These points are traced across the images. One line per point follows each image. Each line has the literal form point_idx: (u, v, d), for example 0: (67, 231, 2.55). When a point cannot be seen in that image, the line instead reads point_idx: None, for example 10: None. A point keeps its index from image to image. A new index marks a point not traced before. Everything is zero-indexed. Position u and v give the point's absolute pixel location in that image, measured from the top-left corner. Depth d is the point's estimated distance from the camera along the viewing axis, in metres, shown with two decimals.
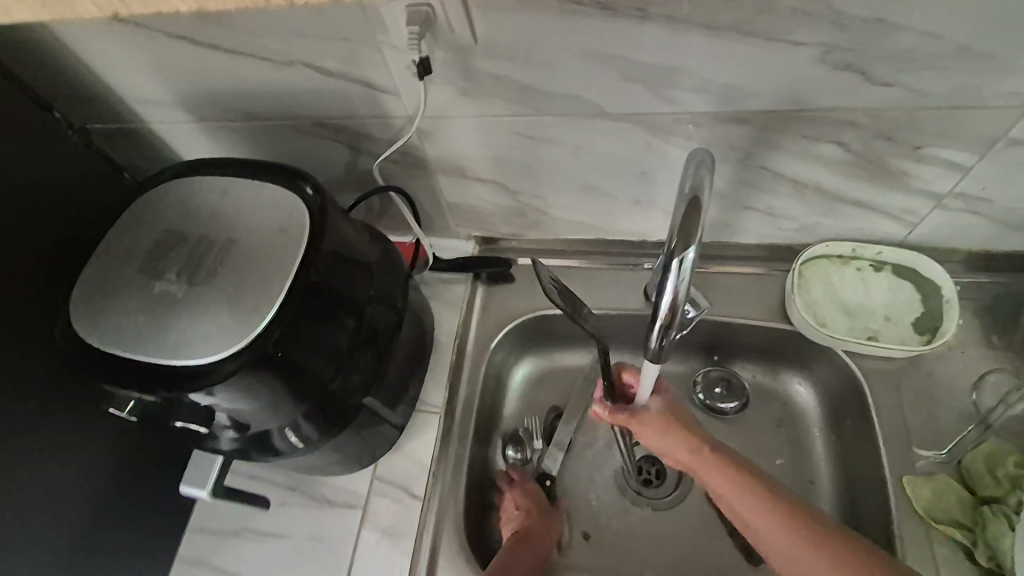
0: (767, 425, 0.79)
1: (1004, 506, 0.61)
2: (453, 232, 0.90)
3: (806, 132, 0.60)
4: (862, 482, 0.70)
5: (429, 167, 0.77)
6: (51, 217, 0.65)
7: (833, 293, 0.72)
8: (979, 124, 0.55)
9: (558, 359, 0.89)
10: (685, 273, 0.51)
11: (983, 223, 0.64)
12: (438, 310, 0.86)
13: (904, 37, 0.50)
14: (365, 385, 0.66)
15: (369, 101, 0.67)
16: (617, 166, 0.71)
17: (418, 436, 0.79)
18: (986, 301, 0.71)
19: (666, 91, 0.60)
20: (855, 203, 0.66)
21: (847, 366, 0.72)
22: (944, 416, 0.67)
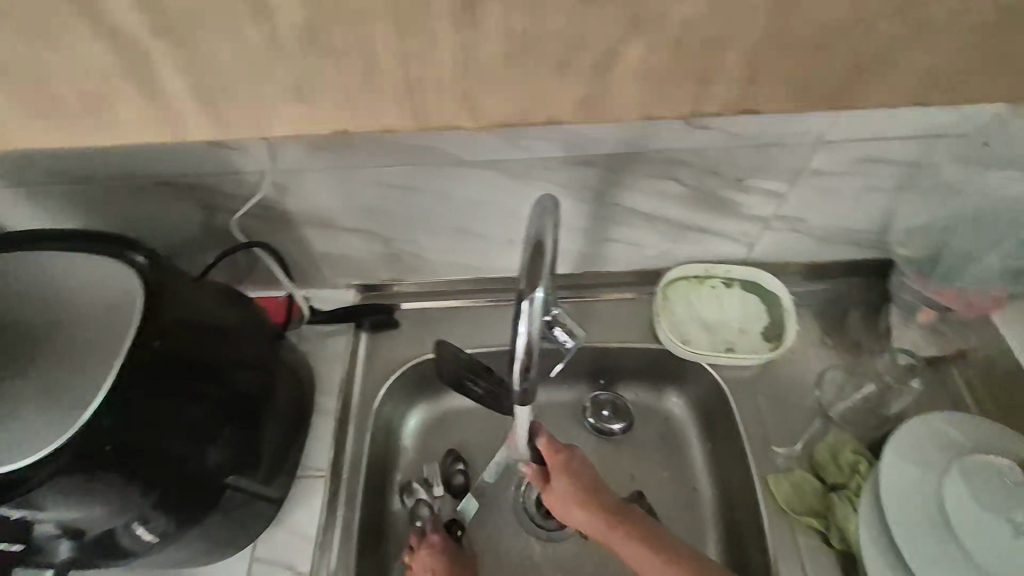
0: (651, 441, 0.84)
1: (847, 490, 0.68)
2: (329, 282, 0.85)
3: (646, 171, 0.63)
4: (733, 484, 0.76)
5: (293, 221, 0.71)
6: None
7: (694, 311, 0.80)
8: (787, 160, 0.62)
9: (451, 402, 0.88)
10: (536, 317, 0.46)
11: (803, 240, 0.75)
12: (321, 366, 0.81)
13: None
14: (230, 462, 0.59)
15: (217, 157, 0.62)
16: (487, 210, 0.69)
17: (302, 505, 0.72)
18: (816, 306, 0.81)
19: (517, 140, 0.59)
20: (700, 231, 0.72)
21: (715, 378, 0.79)
22: (796, 416, 0.75)
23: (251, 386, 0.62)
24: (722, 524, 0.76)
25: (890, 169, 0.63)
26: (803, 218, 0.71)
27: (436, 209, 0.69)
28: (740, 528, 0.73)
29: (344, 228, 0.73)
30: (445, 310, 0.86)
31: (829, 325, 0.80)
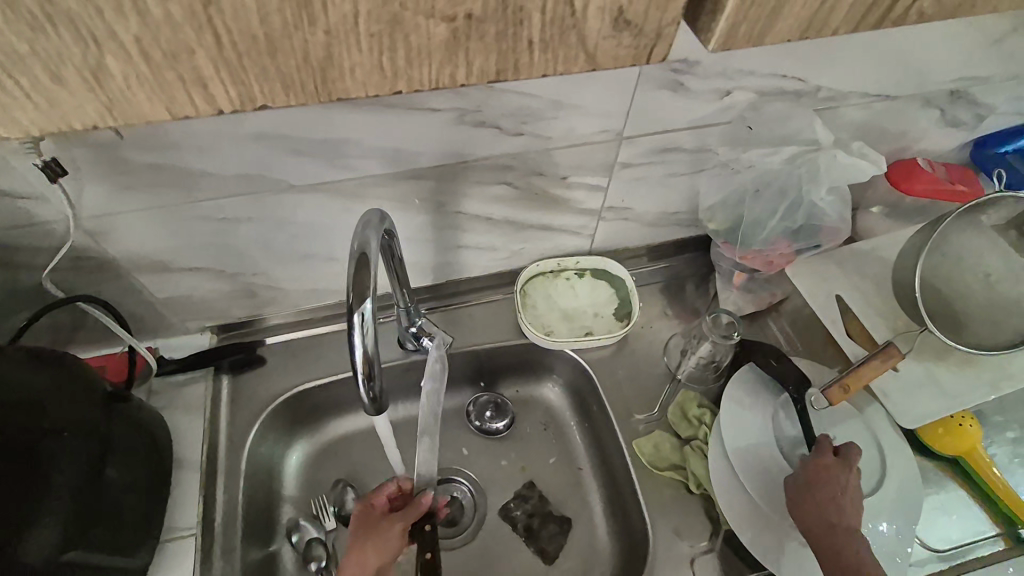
0: (535, 431, 0.88)
1: (699, 440, 0.76)
2: (179, 328, 0.80)
3: (476, 179, 0.68)
4: (610, 457, 0.82)
5: (120, 268, 0.67)
6: None
7: (553, 302, 0.86)
8: (598, 156, 0.69)
9: (332, 431, 0.86)
10: (369, 328, 0.47)
11: (635, 226, 0.83)
12: (178, 418, 0.76)
13: (510, 98, 0.59)
14: (63, 542, 0.54)
15: (6, 210, 0.56)
16: (331, 232, 0.70)
17: (170, 570, 0.67)
18: (658, 283, 0.91)
19: (342, 160, 0.61)
20: (541, 228, 0.78)
21: (576, 360, 0.85)
22: (651, 383, 0.83)
23: (84, 453, 0.57)
24: (605, 493, 0.82)
25: (686, 156, 0.72)
26: (628, 206, 0.79)
27: (278, 236, 0.68)
28: (621, 496, 0.79)
29: (180, 268, 0.69)
30: (313, 338, 0.85)
31: (671, 297, 0.90)
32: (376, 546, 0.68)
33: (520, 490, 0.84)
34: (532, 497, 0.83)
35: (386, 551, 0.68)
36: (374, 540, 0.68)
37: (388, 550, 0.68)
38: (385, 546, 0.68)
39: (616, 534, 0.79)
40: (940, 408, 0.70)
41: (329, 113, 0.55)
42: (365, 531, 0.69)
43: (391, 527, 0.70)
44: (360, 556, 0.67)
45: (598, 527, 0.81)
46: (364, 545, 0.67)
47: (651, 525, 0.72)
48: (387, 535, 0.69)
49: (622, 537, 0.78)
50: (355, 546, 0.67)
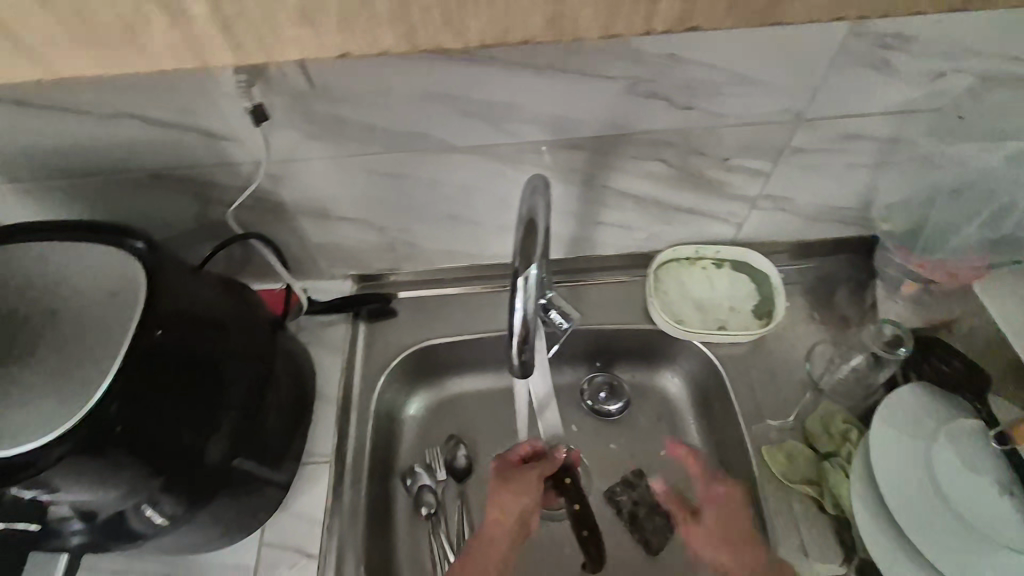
0: (649, 420, 0.85)
1: (839, 459, 0.70)
2: (326, 273, 0.86)
3: (633, 153, 0.65)
4: (729, 458, 0.78)
5: (289, 211, 0.73)
6: None
7: (686, 291, 0.81)
8: (769, 138, 0.64)
9: (450, 388, 0.89)
10: (531, 293, 0.47)
11: (790, 218, 0.77)
12: (319, 355, 0.83)
13: (690, 68, 0.56)
14: (233, 448, 0.61)
15: (210, 149, 0.63)
16: (478, 195, 0.71)
17: (307, 490, 0.74)
18: (804, 283, 0.83)
19: (505, 124, 0.61)
20: (688, 211, 0.74)
21: (705, 354, 0.81)
22: (786, 389, 0.77)
23: (253, 372, 0.64)
24: None
25: (871, 145, 0.65)
26: (788, 196, 0.73)
27: (430, 195, 0.71)
28: None
29: (339, 217, 0.74)
30: (442, 298, 0.88)
31: (817, 300, 0.82)
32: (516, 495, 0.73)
33: (628, 476, 0.82)
34: (639, 486, 0.81)
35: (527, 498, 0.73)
36: (513, 490, 0.73)
37: (527, 498, 0.73)
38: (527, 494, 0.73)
39: None
40: None
41: (505, 75, 0.56)
42: (503, 480, 0.74)
43: (529, 478, 0.74)
44: (502, 503, 0.72)
45: None
46: (506, 494, 0.73)
47: (775, 539, 0.68)
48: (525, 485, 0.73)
49: None
50: (496, 494, 0.73)
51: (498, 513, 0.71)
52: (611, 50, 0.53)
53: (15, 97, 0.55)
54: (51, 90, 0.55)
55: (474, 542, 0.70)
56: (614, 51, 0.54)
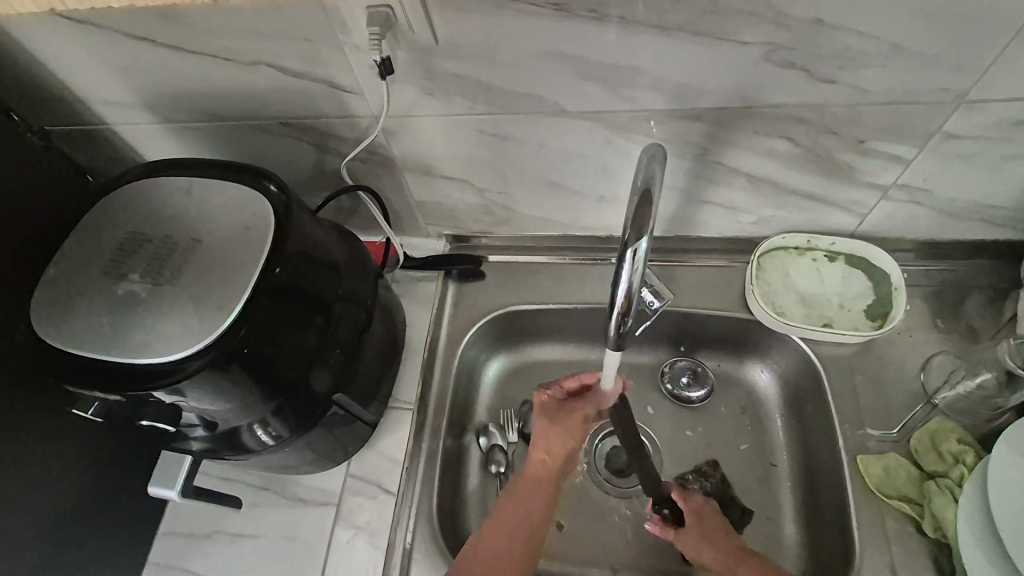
0: (731, 412, 0.82)
1: (948, 480, 0.64)
2: (422, 230, 0.89)
3: (756, 128, 0.61)
4: (818, 462, 0.73)
5: (396, 166, 0.75)
6: (37, 223, 0.65)
7: (790, 283, 0.77)
8: (918, 121, 0.57)
9: (529, 355, 0.90)
10: (639, 264, 0.46)
11: (925, 213, 0.69)
12: (410, 308, 0.86)
13: (840, 36, 0.51)
14: (333, 384, 0.65)
15: (334, 101, 0.66)
16: (582, 163, 0.70)
17: (390, 432, 0.78)
18: (930, 287, 0.75)
19: (623, 90, 0.59)
20: (807, 196, 0.69)
21: (804, 351, 0.76)
22: (894, 398, 0.71)
23: (355, 317, 0.67)
24: (802, 499, 0.74)
25: None
26: (928, 188, 0.65)
27: (533, 159, 0.70)
28: (822, 507, 0.71)
29: (442, 175, 0.76)
30: (530, 264, 0.88)
31: (943, 307, 0.74)
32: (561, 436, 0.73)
33: (703, 466, 0.79)
34: (713, 476, 0.78)
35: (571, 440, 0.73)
36: (559, 431, 0.73)
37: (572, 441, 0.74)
38: (570, 435, 0.74)
39: (806, 544, 0.72)
40: None
41: (632, 37, 0.53)
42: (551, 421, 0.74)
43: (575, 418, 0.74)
44: (548, 445, 0.73)
45: (786, 532, 0.74)
46: (551, 436, 0.73)
47: (861, 551, 0.64)
48: (568, 426, 0.73)
49: (812, 550, 0.71)
50: (543, 435, 0.73)
51: (544, 454, 0.73)
52: (753, 13, 0.50)
53: (173, 41, 0.60)
54: (204, 36, 0.59)
55: (519, 482, 0.72)
56: (757, 15, 0.50)
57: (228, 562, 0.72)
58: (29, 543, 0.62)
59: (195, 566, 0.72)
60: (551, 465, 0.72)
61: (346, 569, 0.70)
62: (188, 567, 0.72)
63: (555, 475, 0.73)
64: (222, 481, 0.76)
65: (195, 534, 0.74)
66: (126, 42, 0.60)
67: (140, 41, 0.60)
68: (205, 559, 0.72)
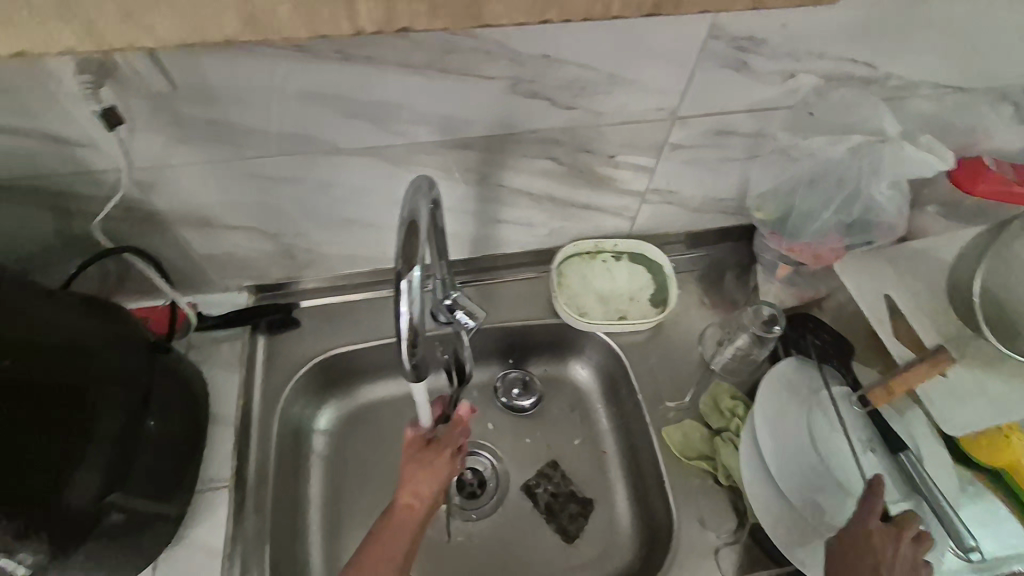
0: (562, 412, 0.87)
1: (729, 433, 0.75)
2: (218, 285, 0.81)
3: (524, 151, 0.67)
4: (636, 440, 0.81)
5: (165, 220, 0.68)
6: None
7: (588, 284, 0.84)
8: (650, 136, 0.68)
9: (361, 397, 0.87)
10: (415, 297, 0.47)
11: (678, 210, 0.82)
12: (214, 373, 0.78)
13: (568, 69, 0.57)
14: (108, 484, 0.55)
15: (63, 156, 0.57)
16: (373, 198, 0.70)
17: (204, 518, 0.69)
18: (696, 271, 0.89)
19: (393, 125, 0.60)
20: (584, 207, 0.77)
21: (609, 344, 0.84)
22: (684, 370, 0.82)
23: (124, 399, 0.58)
24: (629, 476, 0.82)
25: (740, 140, 0.71)
26: (674, 190, 0.77)
27: (322, 199, 0.68)
28: (643, 480, 0.79)
29: (224, 225, 0.70)
30: (347, 304, 0.85)
31: (708, 286, 0.88)
32: (426, 475, 0.66)
33: (544, 469, 0.84)
34: (554, 476, 0.83)
35: (436, 483, 0.66)
36: (427, 468, 0.66)
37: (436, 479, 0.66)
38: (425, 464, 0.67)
39: (635, 518, 0.79)
40: (989, 417, 0.65)
41: (387, 76, 0.55)
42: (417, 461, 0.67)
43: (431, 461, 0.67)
44: (417, 487, 0.66)
45: (620, 511, 0.80)
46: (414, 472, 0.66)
47: (675, 511, 0.72)
48: (438, 462, 0.67)
49: (642, 522, 0.78)
50: (409, 480, 0.66)
51: (412, 498, 0.65)
52: (489, 51, 0.54)
53: None
54: None
55: (384, 525, 0.65)
56: (492, 52, 0.54)
57: None
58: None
59: None
60: (422, 506, 0.66)
61: None
62: None
63: (427, 513, 0.66)
64: None
65: None
66: None
67: None
68: None
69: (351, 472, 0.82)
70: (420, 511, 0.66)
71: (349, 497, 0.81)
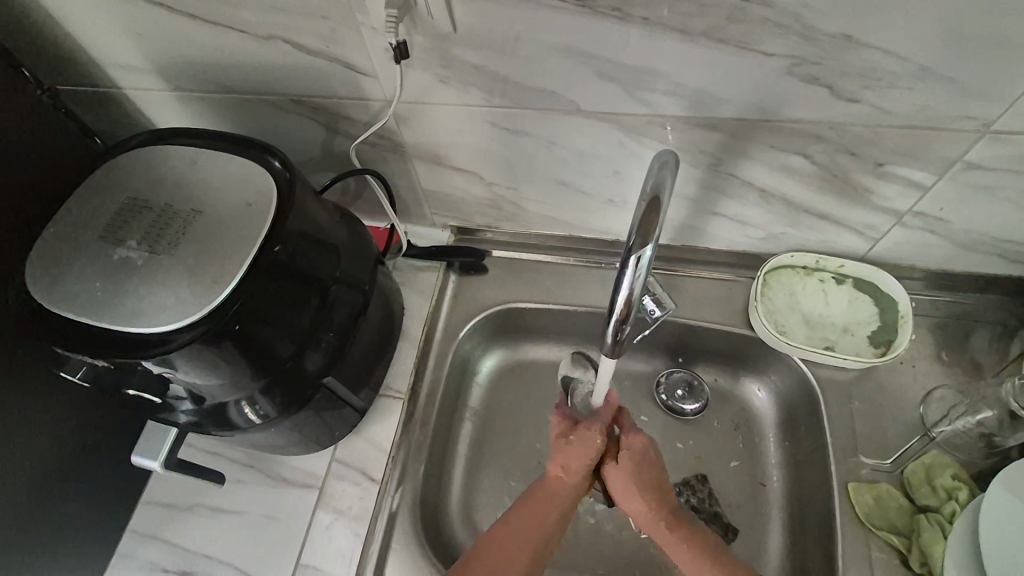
0: (725, 428, 0.80)
1: (939, 515, 0.63)
2: (428, 220, 0.88)
3: (772, 142, 0.60)
4: (809, 485, 0.72)
5: (405, 152, 0.74)
6: (28, 182, 0.64)
7: (795, 302, 0.75)
8: (940, 147, 0.56)
9: (525, 353, 0.89)
10: (641, 271, 0.46)
11: (937, 242, 0.68)
12: (409, 296, 0.86)
13: (868, 55, 0.49)
14: (327, 368, 0.65)
15: (347, 81, 0.65)
16: (593, 164, 0.69)
17: (379, 420, 0.77)
18: (937, 318, 0.74)
19: (642, 93, 0.58)
20: (818, 215, 0.68)
21: (803, 372, 0.74)
22: (890, 426, 0.70)
23: (352, 301, 0.66)
24: (790, 521, 0.73)
25: None
26: (944, 217, 0.64)
27: (545, 156, 0.69)
28: (807, 528, 0.70)
29: (452, 166, 0.75)
30: (534, 263, 0.87)
31: (948, 339, 0.73)
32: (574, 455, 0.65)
33: (690, 479, 0.77)
34: (701, 491, 0.76)
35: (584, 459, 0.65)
36: (573, 448, 0.65)
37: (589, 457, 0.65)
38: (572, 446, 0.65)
39: (788, 566, 0.71)
40: None
41: (657, 44, 0.53)
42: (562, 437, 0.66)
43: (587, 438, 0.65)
44: (564, 463, 0.65)
45: (771, 554, 0.72)
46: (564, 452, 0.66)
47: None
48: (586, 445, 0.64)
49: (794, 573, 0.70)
50: (558, 451, 0.66)
51: (560, 471, 0.66)
52: (780, 25, 0.48)
53: (190, 8, 0.59)
54: (221, 6, 0.58)
55: (534, 495, 0.66)
56: (783, 26, 0.48)
57: (208, 536, 0.72)
58: (7, 502, 0.62)
59: (172, 537, 0.72)
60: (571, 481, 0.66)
61: (324, 552, 0.70)
62: (166, 537, 0.72)
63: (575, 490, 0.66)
64: (207, 455, 0.76)
65: (178, 505, 0.74)
66: (144, 7, 0.60)
67: (154, 5, 0.60)
68: (183, 533, 0.72)
69: (501, 421, 0.85)
70: (568, 483, 0.66)
71: (491, 445, 0.83)
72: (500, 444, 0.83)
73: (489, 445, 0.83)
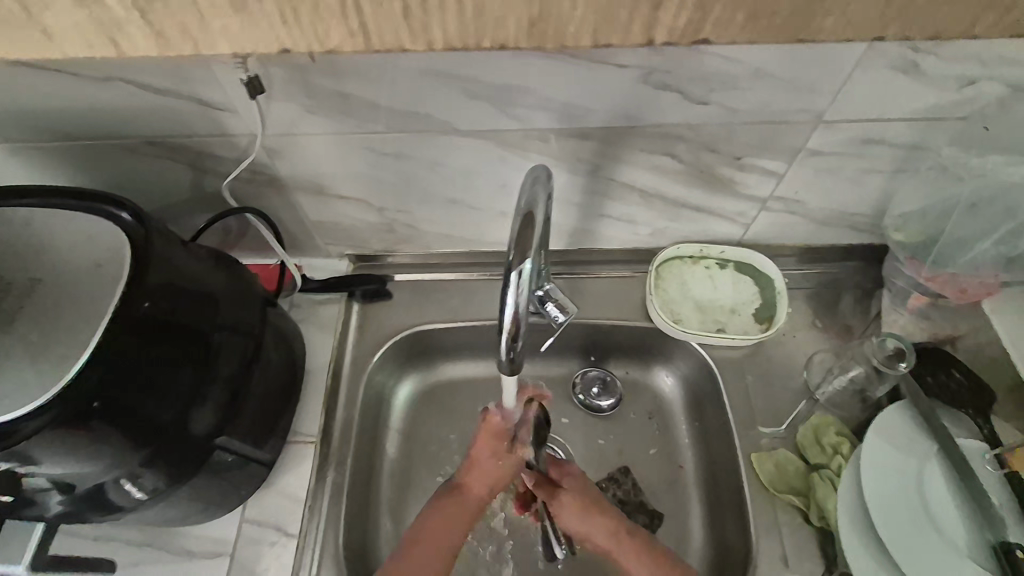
0: (641, 418, 0.83)
1: (829, 470, 0.69)
2: (322, 251, 0.85)
3: (641, 146, 0.63)
4: (720, 461, 0.76)
5: (284, 186, 0.71)
6: None
7: (687, 290, 0.80)
8: (785, 139, 0.62)
9: (441, 373, 0.87)
10: (523, 288, 0.46)
11: (799, 222, 0.75)
12: (311, 333, 0.82)
13: (709, 61, 0.53)
14: (218, 425, 0.60)
15: (206, 118, 0.61)
16: (479, 180, 0.69)
17: (291, 469, 0.73)
18: (810, 289, 0.82)
19: (513, 110, 0.59)
20: (695, 208, 0.73)
21: (702, 355, 0.79)
22: (782, 395, 0.76)
23: (239, 350, 0.62)
24: (708, 498, 0.76)
25: (892, 152, 0.63)
26: (801, 199, 0.71)
27: (430, 177, 0.69)
28: (723, 503, 0.74)
29: (338, 195, 0.72)
30: (439, 282, 0.85)
31: (821, 306, 0.81)
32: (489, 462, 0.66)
33: (614, 473, 0.79)
34: (625, 483, 0.79)
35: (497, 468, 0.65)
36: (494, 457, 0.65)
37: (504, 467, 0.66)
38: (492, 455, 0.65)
39: (711, 539, 0.74)
40: None
41: (519, 61, 0.54)
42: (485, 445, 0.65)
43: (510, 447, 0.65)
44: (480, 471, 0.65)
45: (695, 532, 0.75)
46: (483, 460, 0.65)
47: (755, 544, 0.67)
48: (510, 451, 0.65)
49: (717, 544, 0.73)
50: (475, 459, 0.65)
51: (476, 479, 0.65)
52: None
53: None
54: None
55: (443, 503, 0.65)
56: None
57: None
58: None
59: None
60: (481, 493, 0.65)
61: None
62: None
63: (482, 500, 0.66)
64: (93, 542, 0.68)
65: None
66: None
67: None
68: None
69: (424, 447, 0.83)
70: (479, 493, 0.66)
71: (417, 473, 0.81)
72: (426, 472, 0.81)
73: (414, 474, 0.81)
